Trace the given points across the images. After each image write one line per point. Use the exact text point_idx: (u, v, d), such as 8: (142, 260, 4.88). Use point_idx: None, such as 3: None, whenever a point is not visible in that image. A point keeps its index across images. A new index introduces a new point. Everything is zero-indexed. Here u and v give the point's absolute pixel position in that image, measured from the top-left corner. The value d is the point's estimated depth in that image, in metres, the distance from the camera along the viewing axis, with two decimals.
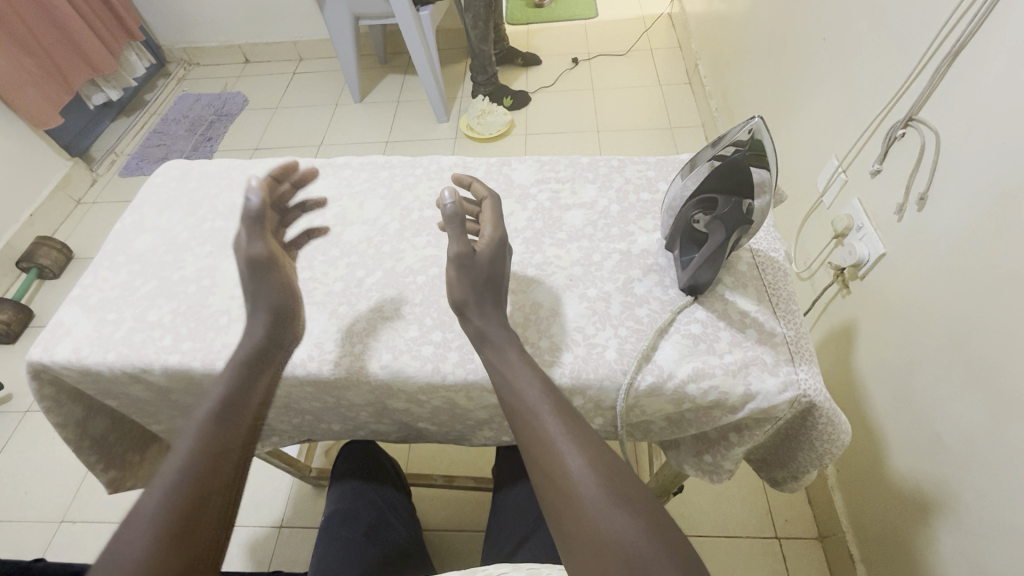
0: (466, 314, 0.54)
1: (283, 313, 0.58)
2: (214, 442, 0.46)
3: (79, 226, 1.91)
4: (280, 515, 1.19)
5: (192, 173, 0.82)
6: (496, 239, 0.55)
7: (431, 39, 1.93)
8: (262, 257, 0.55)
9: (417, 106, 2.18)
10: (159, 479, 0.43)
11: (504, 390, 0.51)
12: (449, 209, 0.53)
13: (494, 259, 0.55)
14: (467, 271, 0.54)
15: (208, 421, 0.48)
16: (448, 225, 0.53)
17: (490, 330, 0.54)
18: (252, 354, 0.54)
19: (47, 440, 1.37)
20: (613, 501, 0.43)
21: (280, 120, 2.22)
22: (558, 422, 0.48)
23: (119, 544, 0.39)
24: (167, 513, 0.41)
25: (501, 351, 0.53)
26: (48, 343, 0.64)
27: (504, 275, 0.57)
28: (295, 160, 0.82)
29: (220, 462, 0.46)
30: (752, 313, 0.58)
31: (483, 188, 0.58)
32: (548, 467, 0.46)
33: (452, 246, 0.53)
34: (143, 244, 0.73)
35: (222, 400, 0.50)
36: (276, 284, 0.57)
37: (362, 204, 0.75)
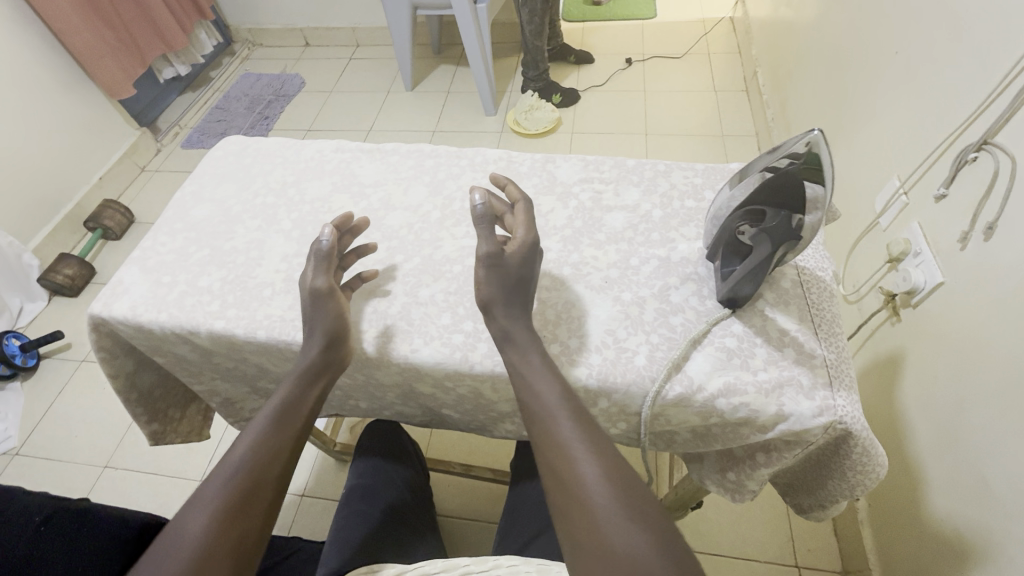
0: (491, 313, 0.55)
1: (337, 335, 0.58)
2: (270, 438, 0.53)
3: (142, 193, 2.03)
4: (303, 485, 1.25)
5: (249, 149, 0.86)
6: (528, 242, 0.56)
7: (485, 31, 1.94)
8: (322, 289, 0.59)
9: (466, 97, 2.21)
10: (222, 466, 0.50)
11: (523, 393, 0.52)
12: (480, 210, 0.55)
13: (524, 262, 0.56)
14: (495, 272, 0.55)
15: (271, 413, 0.55)
16: (479, 224, 0.55)
17: (514, 330, 0.55)
18: (313, 363, 0.57)
19: (97, 390, 1.47)
20: (625, 512, 0.43)
21: (333, 103, 2.29)
22: (575, 430, 0.48)
23: (186, 516, 0.47)
24: (222, 497, 0.48)
25: (523, 352, 0.53)
26: (108, 299, 0.69)
27: (533, 280, 0.57)
28: (346, 143, 0.84)
29: (273, 457, 0.52)
30: (792, 331, 0.56)
31: (517, 192, 0.60)
32: (562, 476, 0.46)
33: (483, 245, 0.54)
34: (200, 214, 0.77)
35: (283, 398, 0.56)
36: (334, 311, 0.58)
37: (407, 189, 0.76)
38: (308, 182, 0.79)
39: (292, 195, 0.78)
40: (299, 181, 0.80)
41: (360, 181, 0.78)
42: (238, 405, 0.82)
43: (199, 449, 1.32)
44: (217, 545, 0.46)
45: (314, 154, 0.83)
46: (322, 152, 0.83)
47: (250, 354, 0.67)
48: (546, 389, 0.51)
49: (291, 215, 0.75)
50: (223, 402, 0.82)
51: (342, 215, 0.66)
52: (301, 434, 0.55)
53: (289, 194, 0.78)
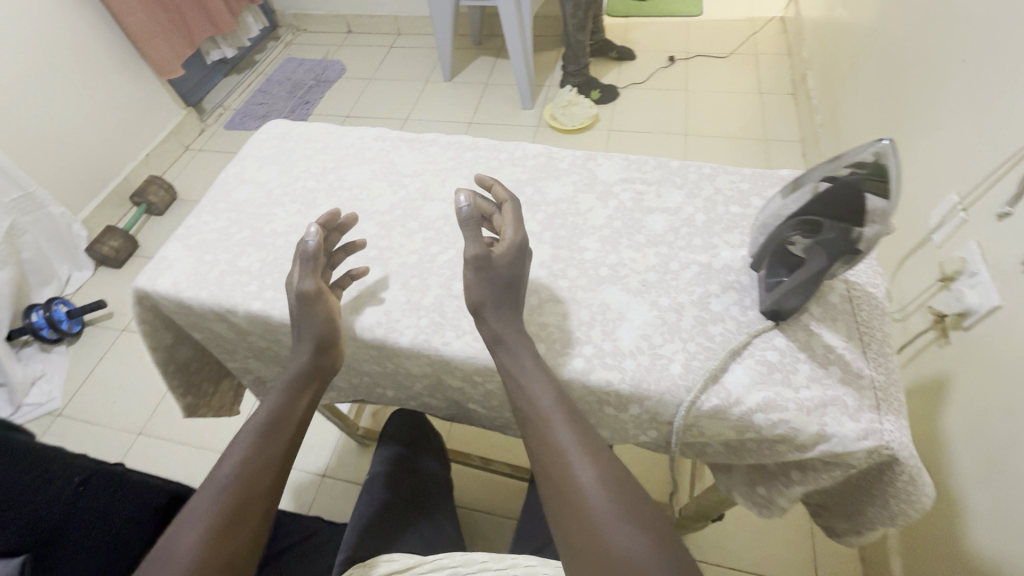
0: (482, 316, 0.54)
1: (327, 339, 0.58)
2: (259, 450, 0.53)
3: (185, 171, 2.09)
4: (324, 465, 1.28)
5: (291, 133, 0.87)
6: (516, 242, 0.56)
7: (527, 24, 1.92)
8: (310, 292, 0.58)
9: (504, 89, 2.20)
10: (211, 481, 0.51)
11: (518, 396, 0.51)
12: (465, 213, 0.54)
13: (513, 262, 0.56)
14: (485, 274, 0.54)
15: (260, 424, 0.55)
16: (465, 227, 0.54)
17: (506, 333, 0.54)
18: (303, 370, 0.58)
19: (135, 359, 1.53)
20: (623, 516, 0.45)
21: (372, 90, 2.31)
22: (571, 434, 0.49)
23: (176, 534, 0.48)
24: (213, 512, 0.49)
25: (516, 356, 0.53)
26: (153, 273, 0.71)
27: (522, 282, 0.56)
28: (387, 131, 0.84)
29: (264, 469, 0.53)
30: (839, 348, 0.54)
31: (504, 192, 0.60)
32: (558, 479, 0.47)
33: (471, 247, 0.53)
34: (242, 195, 0.79)
35: (272, 408, 0.56)
36: (322, 314, 0.58)
37: (445, 180, 0.76)
38: (347, 168, 0.80)
39: (332, 180, 0.79)
40: (338, 168, 0.80)
41: (399, 170, 0.78)
42: (268, 384, 0.84)
43: (227, 423, 1.36)
44: (210, 560, 0.47)
45: (355, 141, 0.83)
46: (363, 139, 0.84)
47: (283, 336, 0.68)
48: (543, 391, 0.51)
49: (330, 201, 0.76)
50: (255, 381, 0.84)
51: (330, 212, 0.66)
52: (292, 441, 0.56)
53: (329, 179, 0.79)
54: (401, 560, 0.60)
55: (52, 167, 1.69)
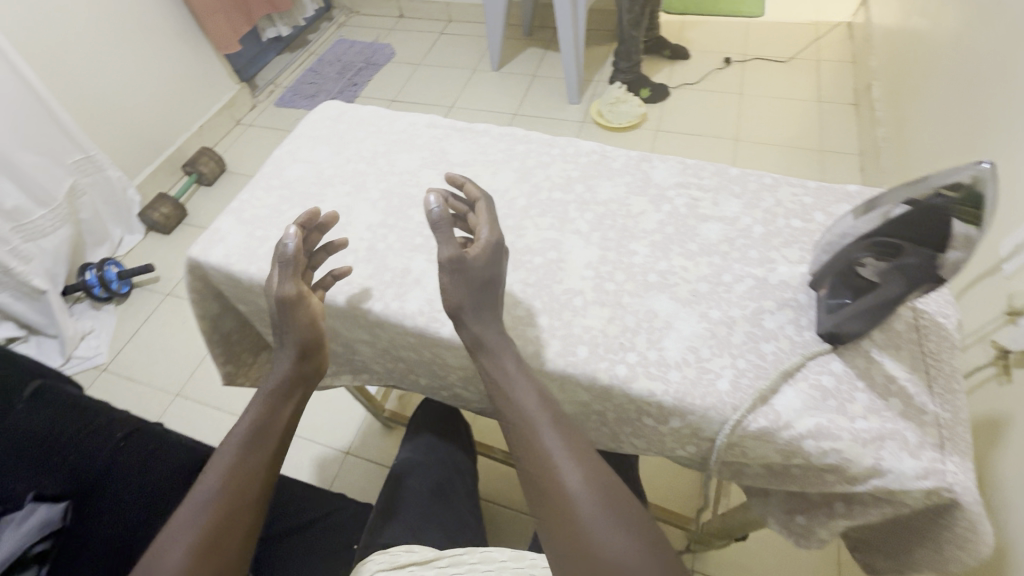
0: (462, 321, 0.53)
1: (311, 347, 0.58)
2: (241, 465, 0.52)
3: (235, 144, 2.15)
4: (349, 443, 1.31)
5: (345, 115, 0.87)
6: (492, 241, 0.54)
7: (581, 17, 1.88)
8: (290, 296, 0.56)
9: (551, 82, 2.17)
10: (194, 497, 0.50)
11: (503, 402, 0.52)
12: (435, 214, 0.52)
13: (490, 260, 0.54)
14: (461, 276, 0.52)
15: (241, 437, 0.54)
16: (436, 229, 0.52)
17: (486, 336, 0.53)
18: (287, 379, 0.57)
19: (177, 323, 1.59)
20: (610, 518, 0.45)
21: (419, 76, 2.32)
22: (557, 437, 0.49)
23: (160, 551, 0.47)
24: (198, 528, 0.48)
25: (496, 359, 0.53)
26: (205, 244, 0.73)
27: (501, 281, 0.55)
28: (439, 119, 0.84)
29: (248, 485, 0.51)
30: (901, 380, 0.51)
31: (475, 189, 0.58)
32: (546, 485, 0.47)
33: (445, 249, 0.51)
34: (294, 174, 0.80)
35: (253, 421, 0.55)
36: (305, 320, 0.57)
37: (495, 172, 0.75)
38: (398, 154, 0.80)
39: (382, 165, 0.79)
40: (389, 152, 0.80)
41: (449, 159, 0.78)
42: None
43: None
44: None
45: (407, 127, 0.83)
46: (415, 125, 0.83)
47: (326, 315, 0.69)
48: (528, 396, 0.51)
49: (380, 185, 0.76)
50: None
51: (309, 211, 0.62)
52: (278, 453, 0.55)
53: (379, 164, 0.79)
54: (425, 551, 0.60)
55: (113, 133, 1.76)
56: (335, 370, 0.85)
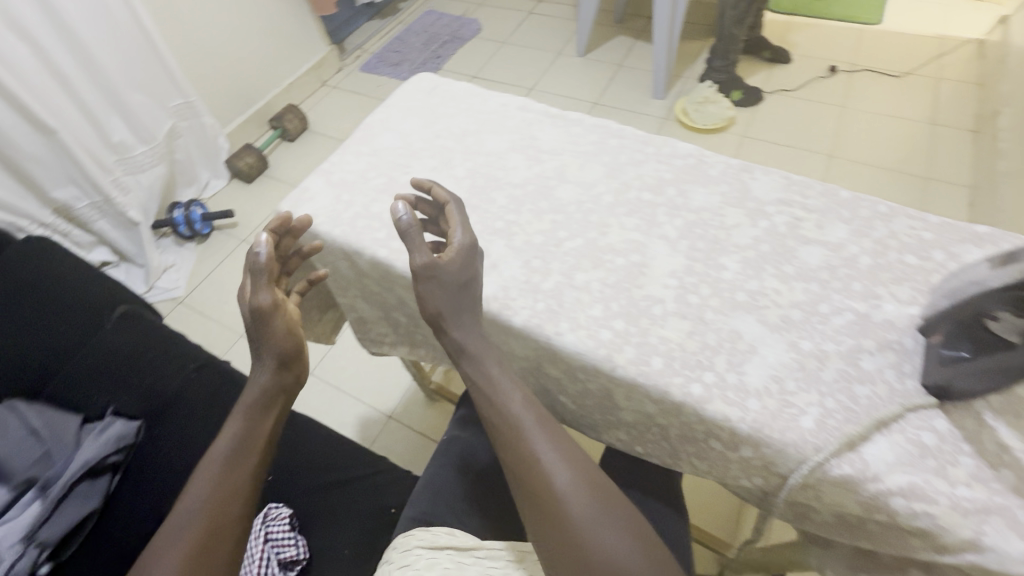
0: (445, 328, 0.55)
1: (289, 357, 0.58)
2: (225, 478, 0.53)
3: (319, 105, 2.22)
4: (392, 408, 1.35)
5: (438, 88, 0.87)
6: (465, 244, 0.56)
7: (681, 8, 1.80)
8: (265, 306, 0.56)
9: (637, 74, 2.09)
10: (180, 512, 0.51)
11: (491, 412, 0.54)
12: (406, 223, 0.53)
13: (464, 264, 0.55)
14: (439, 284, 0.53)
15: (226, 452, 0.54)
16: (409, 238, 0.53)
17: (468, 342, 0.55)
18: (268, 391, 0.57)
19: None
20: (599, 512, 0.48)
21: (503, 54, 2.30)
22: (544, 439, 0.52)
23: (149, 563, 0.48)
24: (185, 543, 0.49)
25: (480, 366, 0.54)
26: (295, 202, 0.75)
27: (477, 283, 0.57)
28: (532, 102, 0.82)
29: (231, 501, 0.52)
30: (1015, 450, 0.45)
31: (443, 193, 0.61)
32: (537, 486, 0.50)
33: (419, 257, 0.53)
34: (383, 142, 0.81)
35: (234, 438, 0.55)
36: (281, 330, 0.57)
37: (584, 164, 0.73)
38: (487, 134, 0.79)
39: (470, 143, 0.78)
40: (478, 132, 0.80)
41: (538, 145, 0.76)
42: (368, 327, 0.88)
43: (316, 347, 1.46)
44: None
45: (499, 107, 0.82)
46: (507, 107, 0.82)
47: (399, 286, 0.70)
48: (515, 401, 0.53)
49: (466, 163, 0.76)
50: (357, 320, 0.88)
51: (279, 215, 0.64)
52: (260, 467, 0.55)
53: (467, 142, 0.79)
54: (466, 539, 0.61)
55: (212, 82, 1.86)
56: (395, 339, 0.86)
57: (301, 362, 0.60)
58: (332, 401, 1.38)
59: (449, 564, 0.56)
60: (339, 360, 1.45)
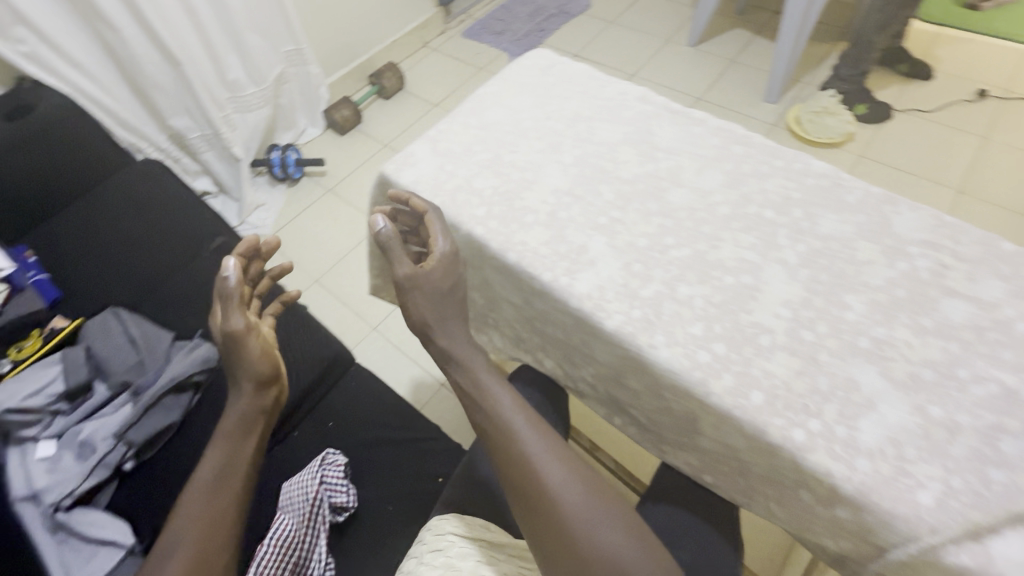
0: (431, 337, 0.60)
1: (264, 379, 0.62)
2: (212, 505, 0.54)
3: (417, 65, 2.23)
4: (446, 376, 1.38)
5: (554, 67, 0.84)
6: (447, 250, 0.61)
7: (818, 5, 1.64)
8: (239, 329, 0.61)
9: (750, 73, 1.95)
10: (169, 538, 0.52)
11: (485, 418, 0.56)
12: (387, 233, 0.62)
13: (446, 269, 0.60)
14: (423, 293, 0.59)
15: (210, 477, 0.56)
16: (391, 248, 0.62)
17: (455, 349, 0.59)
18: (249, 411, 0.61)
19: (331, 219, 1.74)
20: (591, 505, 0.51)
21: (608, 35, 2.20)
22: (536, 437, 0.55)
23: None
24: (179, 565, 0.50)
25: (472, 376, 0.58)
26: (399, 165, 0.75)
27: (460, 289, 0.61)
28: (652, 95, 0.77)
29: (217, 529, 0.53)
30: None
31: (421, 202, 0.64)
32: (531, 483, 0.52)
33: (402, 267, 0.59)
34: (491, 116, 0.79)
35: (220, 461, 0.58)
36: (257, 350, 0.62)
37: (701, 169, 0.68)
38: (600, 122, 0.75)
39: (581, 129, 0.75)
40: (591, 118, 0.76)
41: (654, 141, 0.72)
42: None
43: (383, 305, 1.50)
44: None
45: (616, 95, 0.78)
46: (625, 96, 0.78)
47: (488, 267, 0.69)
48: (507, 406, 0.56)
49: (574, 150, 0.73)
50: None
51: (247, 240, 0.71)
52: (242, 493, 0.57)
53: (578, 127, 0.75)
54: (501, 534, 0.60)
55: (323, 31, 1.90)
56: None
57: (277, 386, 0.65)
58: (391, 359, 1.43)
59: (482, 557, 0.56)
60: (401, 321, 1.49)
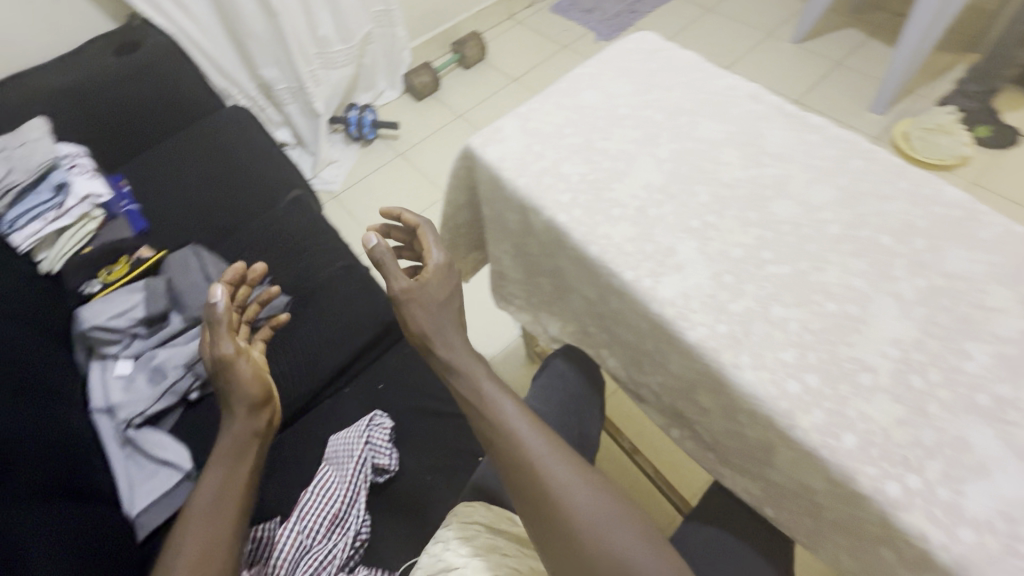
0: (434, 347, 0.64)
1: (255, 403, 0.64)
2: (207, 531, 0.54)
3: (501, 37, 2.19)
4: (491, 354, 1.38)
5: (659, 53, 0.79)
6: (442, 260, 0.68)
7: (954, 9, 1.46)
8: (228, 355, 0.65)
9: (858, 79, 1.79)
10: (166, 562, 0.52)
11: (489, 425, 0.58)
12: (380, 249, 0.65)
13: (442, 277, 0.67)
14: (421, 303, 0.64)
15: (208, 498, 0.57)
16: (385, 264, 0.65)
17: (456, 357, 0.63)
18: (242, 435, 0.63)
19: (398, 184, 1.76)
20: (594, 502, 0.52)
21: (704, 23, 2.07)
22: (539, 437, 0.56)
23: None
24: None
25: (474, 384, 0.61)
26: (486, 139, 0.73)
27: (457, 297, 0.67)
28: (765, 93, 0.71)
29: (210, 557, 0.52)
30: None
31: (412, 218, 0.73)
32: (535, 481, 0.53)
33: (398, 282, 0.64)
34: (586, 98, 0.75)
35: (215, 484, 0.58)
36: (248, 373, 0.65)
37: (812, 181, 0.62)
38: (703, 117, 0.70)
39: (681, 123, 0.70)
40: (694, 112, 0.71)
41: (763, 145, 0.66)
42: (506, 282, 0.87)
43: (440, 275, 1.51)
44: None
45: (724, 90, 0.72)
46: (734, 92, 0.72)
47: (564, 257, 0.66)
48: (509, 411, 0.58)
49: (671, 145, 0.68)
50: (499, 271, 0.86)
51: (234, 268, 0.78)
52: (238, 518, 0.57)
53: (678, 120, 0.70)
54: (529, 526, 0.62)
55: None
56: (529, 302, 0.84)
57: (269, 410, 0.66)
58: None
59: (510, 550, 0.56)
60: None
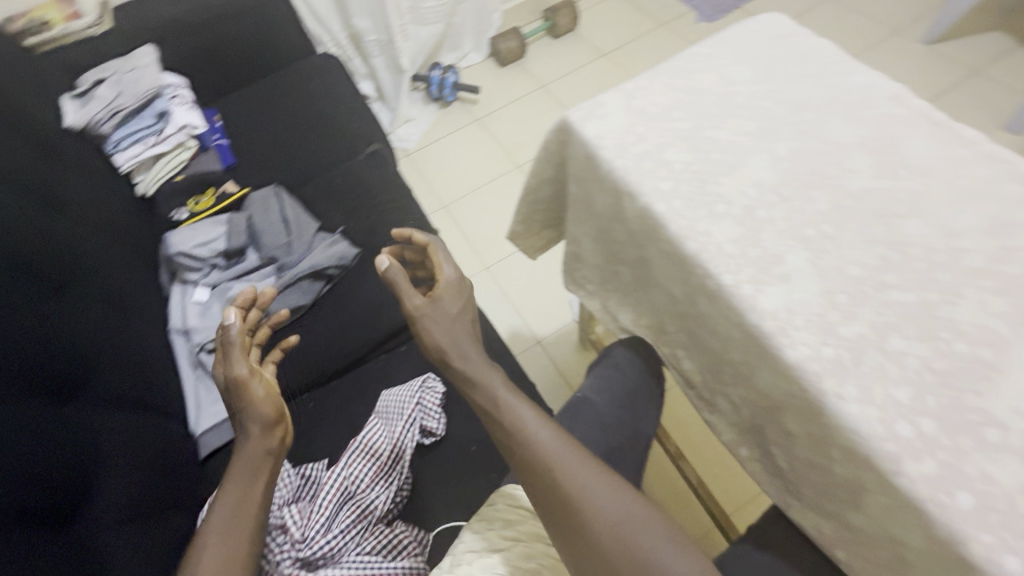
0: (450, 364, 0.62)
1: (268, 422, 0.61)
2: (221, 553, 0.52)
3: (596, 7, 2.08)
4: (544, 335, 1.36)
5: (788, 39, 0.71)
6: (456, 274, 0.68)
7: None
8: (241, 375, 0.64)
9: (993, 91, 1.59)
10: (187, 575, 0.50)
11: (509, 435, 0.55)
12: (396, 271, 0.67)
13: (457, 291, 0.67)
14: (436, 321, 0.63)
15: (223, 516, 0.54)
16: (402, 287, 0.66)
17: (474, 368, 0.60)
18: (258, 452, 0.59)
19: (471, 150, 1.74)
20: (619, 502, 0.50)
21: (821, 12, 1.89)
22: (560, 441, 0.54)
23: None
24: None
25: (489, 393, 0.58)
26: (586, 113, 0.69)
27: (471, 311, 0.67)
28: (909, 96, 0.63)
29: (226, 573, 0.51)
30: None
31: (421, 237, 0.75)
32: (558, 487, 0.51)
33: (414, 300, 0.64)
34: (699, 81, 0.69)
35: (231, 502, 0.56)
36: (260, 392, 0.63)
37: (954, 202, 0.55)
38: (831, 116, 0.63)
39: (805, 120, 0.64)
40: (822, 109, 0.64)
41: (899, 154, 0.59)
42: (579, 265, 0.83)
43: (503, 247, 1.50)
44: None
45: (861, 88, 0.65)
46: (872, 91, 0.64)
47: (654, 249, 0.62)
48: (527, 415, 0.56)
49: (790, 142, 0.62)
50: (573, 254, 0.83)
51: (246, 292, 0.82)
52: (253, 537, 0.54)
53: (802, 116, 0.64)
54: None
55: None
56: (600, 290, 0.81)
57: (283, 430, 0.63)
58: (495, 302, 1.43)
59: None
60: (515, 268, 1.48)
